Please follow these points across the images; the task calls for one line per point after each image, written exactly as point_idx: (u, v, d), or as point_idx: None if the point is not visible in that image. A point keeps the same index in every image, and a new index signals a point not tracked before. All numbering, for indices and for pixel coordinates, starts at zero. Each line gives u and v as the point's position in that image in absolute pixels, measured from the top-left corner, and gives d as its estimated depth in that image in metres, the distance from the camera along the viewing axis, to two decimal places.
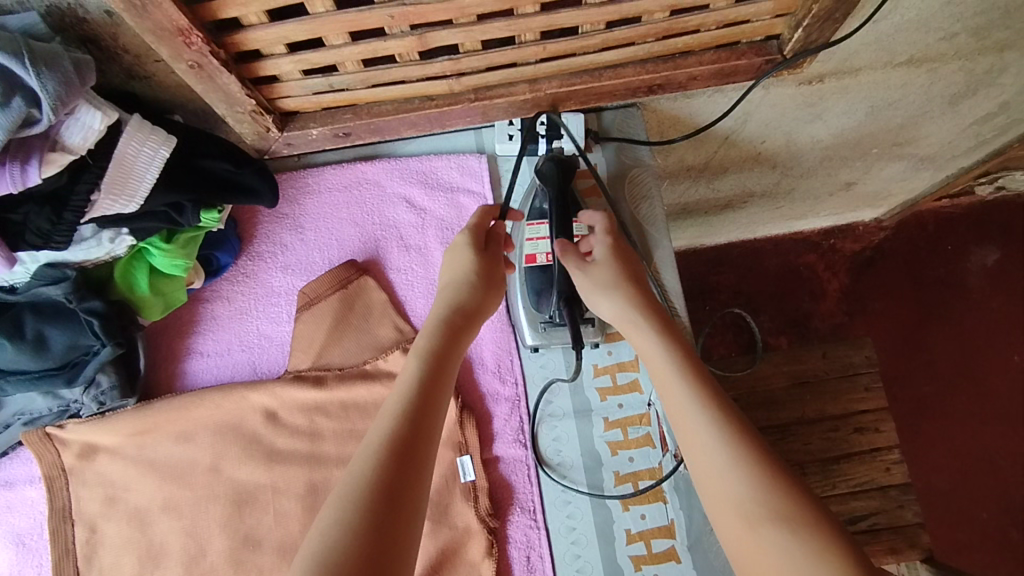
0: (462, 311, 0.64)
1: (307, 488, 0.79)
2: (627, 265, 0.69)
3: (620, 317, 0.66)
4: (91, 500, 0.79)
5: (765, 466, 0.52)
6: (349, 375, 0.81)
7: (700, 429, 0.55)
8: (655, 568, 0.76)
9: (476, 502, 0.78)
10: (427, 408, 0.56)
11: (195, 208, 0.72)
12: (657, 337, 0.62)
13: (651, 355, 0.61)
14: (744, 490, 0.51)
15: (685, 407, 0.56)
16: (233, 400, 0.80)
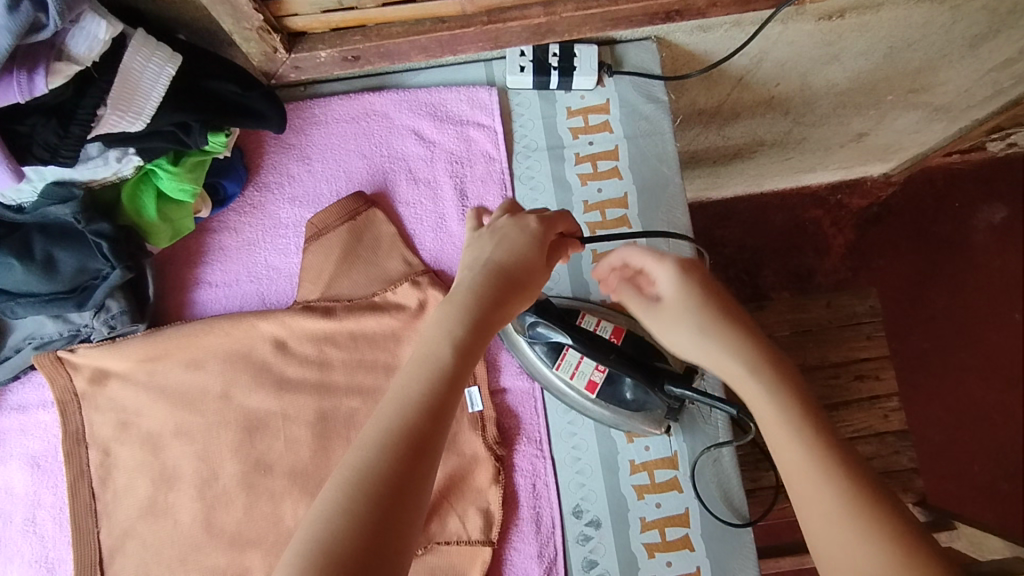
0: (498, 286, 0.58)
1: (317, 416, 0.80)
2: (706, 294, 0.58)
3: (721, 362, 0.55)
4: (103, 425, 0.80)
5: (898, 541, 0.45)
6: (358, 306, 0.81)
7: (821, 492, 0.47)
8: (657, 497, 0.77)
9: (484, 432, 0.79)
10: (446, 400, 0.51)
11: (202, 128, 0.70)
12: (765, 385, 0.53)
13: (761, 407, 0.52)
14: (879, 570, 0.44)
15: (806, 466, 0.48)
16: (242, 328, 0.81)
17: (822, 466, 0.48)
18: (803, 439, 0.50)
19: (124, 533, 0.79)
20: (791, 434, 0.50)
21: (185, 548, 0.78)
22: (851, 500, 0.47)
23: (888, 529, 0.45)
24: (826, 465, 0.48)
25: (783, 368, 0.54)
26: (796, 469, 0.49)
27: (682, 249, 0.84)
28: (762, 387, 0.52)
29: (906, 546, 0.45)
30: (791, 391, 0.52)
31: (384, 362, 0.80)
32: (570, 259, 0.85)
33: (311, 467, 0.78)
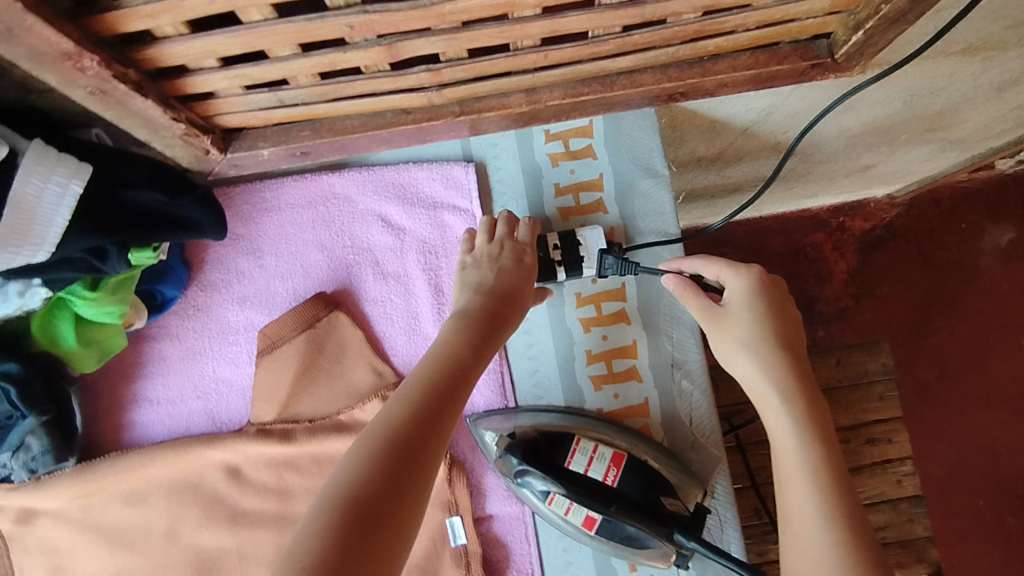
0: (500, 293, 0.64)
1: (278, 554, 0.70)
2: (772, 315, 0.60)
3: (750, 381, 0.59)
4: (35, 569, 0.70)
5: None
6: (320, 427, 0.71)
7: (808, 537, 0.51)
8: None
9: (468, 571, 0.70)
10: (452, 392, 0.54)
11: (121, 252, 0.59)
12: (791, 415, 0.55)
13: (781, 441, 0.55)
14: None
15: (810, 512, 0.51)
16: (188, 457, 0.71)
17: (829, 517, 0.51)
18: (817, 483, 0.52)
19: None
20: (806, 474, 0.53)
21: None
22: (847, 565, 0.48)
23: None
24: (831, 522, 0.50)
25: (820, 413, 0.56)
26: (797, 502, 0.53)
27: (688, 347, 0.75)
28: (793, 420, 0.55)
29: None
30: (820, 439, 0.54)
31: None
32: (562, 361, 0.75)
33: None
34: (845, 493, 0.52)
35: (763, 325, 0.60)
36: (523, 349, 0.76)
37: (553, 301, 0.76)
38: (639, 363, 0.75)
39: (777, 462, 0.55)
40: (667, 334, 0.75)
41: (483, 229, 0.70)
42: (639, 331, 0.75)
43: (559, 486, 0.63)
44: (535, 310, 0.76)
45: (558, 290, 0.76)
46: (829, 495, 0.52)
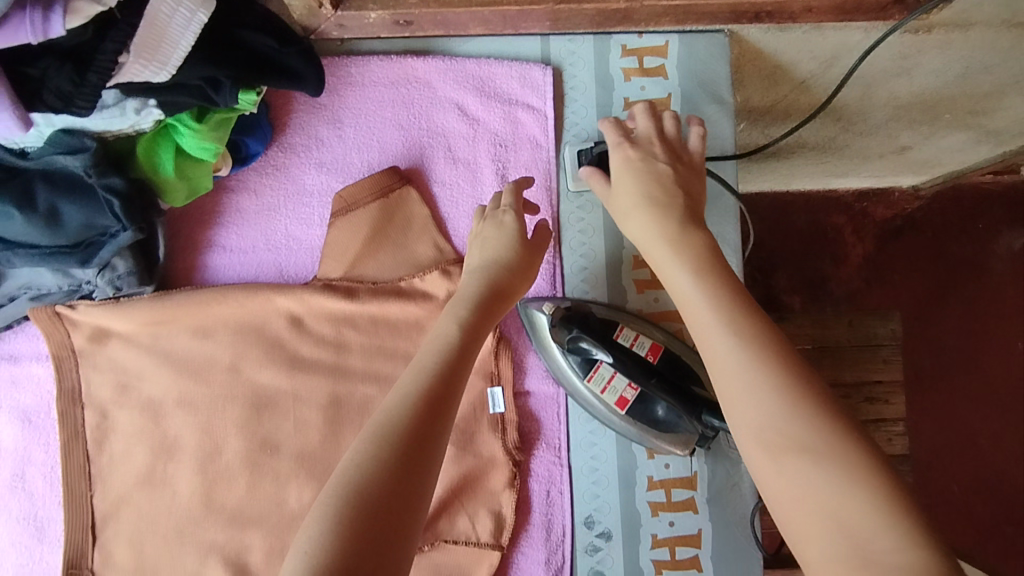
0: (496, 283, 0.63)
1: (330, 399, 0.76)
2: (660, 174, 0.61)
3: (644, 235, 0.59)
4: (102, 386, 0.75)
5: (802, 392, 0.44)
6: (382, 290, 0.77)
7: (724, 350, 0.47)
8: (672, 516, 0.77)
9: (503, 435, 0.76)
10: (460, 376, 0.55)
11: (234, 87, 0.62)
12: (678, 257, 0.55)
13: (675, 284, 0.54)
14: (775, 416, 0.43)
15: (714, 328, 0.48)
16: (257, 301, 0.75)
17: (732, 325, 0.48)
18: (713, 303, 0.50)
19: (114, 505, 0.74)
20: (698, 300, 0.51)
21: (181, 522, 0.74)
22: (767, 364, 0.45)
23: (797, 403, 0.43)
24: (735, 331, 0.47)
25: (702, 246, 0.55)
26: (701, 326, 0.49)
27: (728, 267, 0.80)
28: (680, 263, 0.54)
29: (818, 417, 0.42)
30: (713, 270, 0.53)
31: (405, 351, 0.77)
32: (609, 262, 0.80)
33: (320, 450, 0.76)
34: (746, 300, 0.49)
35: (653, 181, 0.61)
36: (575, 246, 0.80)
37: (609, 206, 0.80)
38: None
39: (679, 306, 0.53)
40: None
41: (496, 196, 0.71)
42: None
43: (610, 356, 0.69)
44: (592, 213, 0.80)
45: None
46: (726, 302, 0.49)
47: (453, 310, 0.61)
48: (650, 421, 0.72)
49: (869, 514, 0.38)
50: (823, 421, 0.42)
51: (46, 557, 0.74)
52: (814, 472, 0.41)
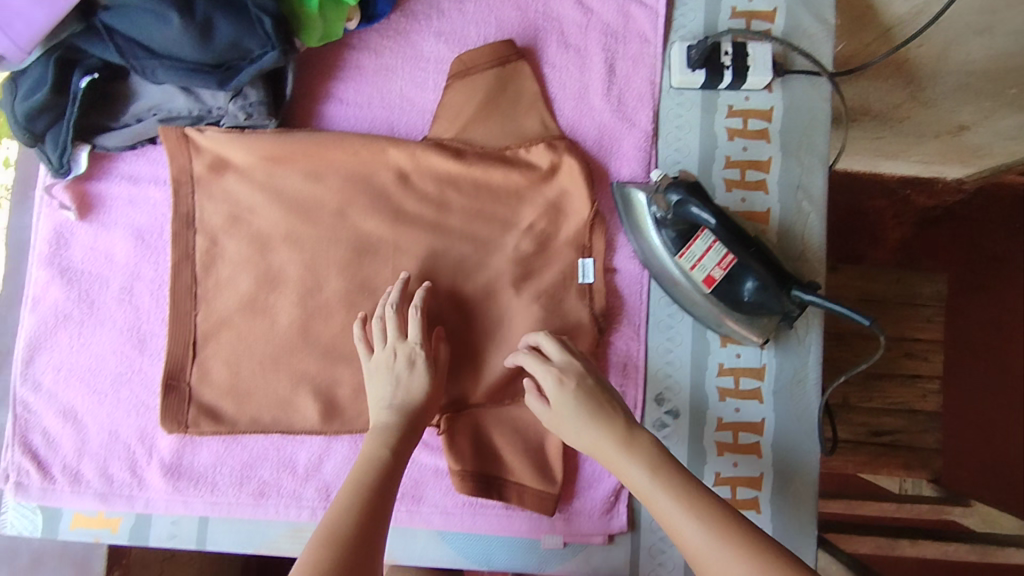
0: (412, 416, 0.68)
1: (428, 253, 0.80)
2: (586, 387, 0.67)
3: (558, 425, 0.67)
4: (215, 214, 0.79)
5: (688, 497, 0.55)
6: (488, 155, 0.80)
7: (629, 474, 0.59)
8: (738, 402, 0.81)
9: (591, 303, 0.81)
10: (390, 487, 0.60)
11: None
12: (574, 399, 0.66)
13: (559, 422, 0.67)
14: (701, 541, 0.51)
15: (643, 482, 0.58)
16: (370, 150, 0.79)
17: (629, 452, 0.60)
18: (681, 506, 0.54)
19: (215, 326, 0.78)
20: (606, 444, 0.62)
21: (277, 349, 0.78)
22: (669, 487, 0.56)
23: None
24: (648, 465, 0.59)
25: (638, 444, 0.61)
26: (689, 554, 0.52)
27: (814, 174, 0.83)
28: (609, 437, 0.62)
29: (708, 514, 0.52)
30: (592, 400, 0.65)
31: (503, 217, 0.81)
32: (703, 158, 0.83)
33: None
34: (706, 506, 0.53)
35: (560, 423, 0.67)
36: (671, 140, 0.83)
37: (707, 107, 0.83)
38: (769, 179, 0.83)
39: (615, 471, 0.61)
40: (800, 159, 0.83)
41: (394, 321, 0.73)
42: (776, 150, 0.83)
43: (715, 220, 0.68)
44: (691, 111, 0.83)
45: (715, 99, 0.83)
46: (705, 529, 0.51)
47: (378, 432, 0.66)
48: (736, 302, 0.75)
49: None
50: (712, 523, 0.52)
51: (146, 368, 0.78)
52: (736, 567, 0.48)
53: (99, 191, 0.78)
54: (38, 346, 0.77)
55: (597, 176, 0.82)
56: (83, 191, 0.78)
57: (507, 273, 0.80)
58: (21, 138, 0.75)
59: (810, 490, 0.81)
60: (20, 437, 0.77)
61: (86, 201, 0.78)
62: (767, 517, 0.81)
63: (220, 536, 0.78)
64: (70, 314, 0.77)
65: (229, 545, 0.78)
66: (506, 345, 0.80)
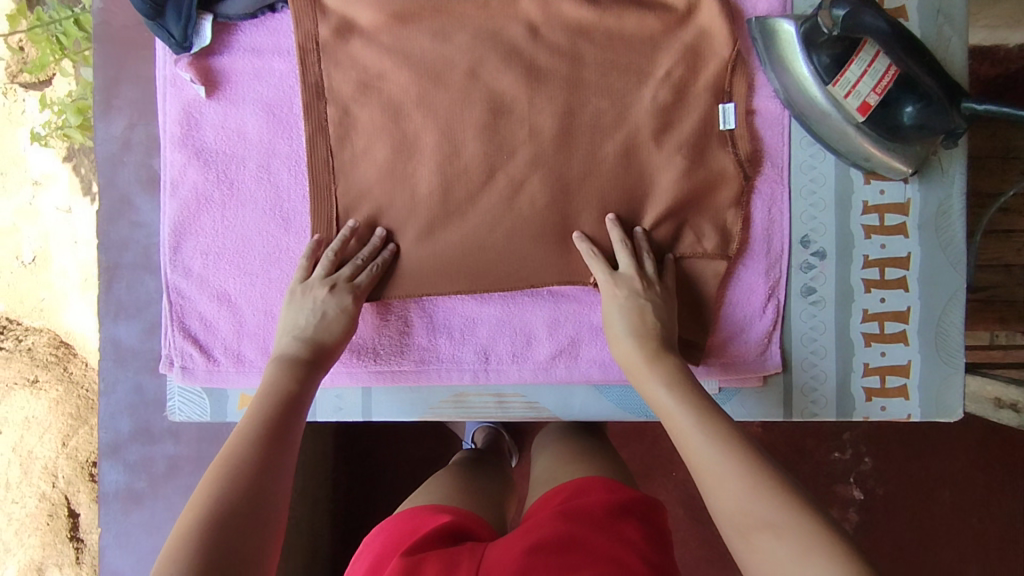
0: (321, 342, 0.71)
1: (566, 108, 0.75)
2: (642, 306, 0.71)
3: (619, 340, 0.71)
4: (344, 83, 0.75)
5: (710, 415, 0.61)
6: (620, 0, 0.76)
7: (654, 391, 0.66)
8: (884, 238, 0.80)
9: (735, 149, 0.77)
10: (286, 428, 0.63)
11: None
12: (620, 318, 0.72)
13: (614, 330, 0.72)
14: (708, 452, 0.57)
15: (670, 403, 0.64)
16: (500, 4, 0.75)
17: (665, 381, 0.66)
18: (693, 420, 0.60)
19: (355, 200, 0.76)
20: (647, 371, 0.68)
21: (422, 218, 0.76)
22: (689, 405, 0.62)
23: (776, 489, 0.52)
24: (673, 385, 0.65)
25: (665, 354, 0.69)
26: (687, 443, 0.59)
27: None
28: (653, 375, 0.67)
29: (716, 429, 0.59)
30: (638, 327, 0.70)
31: (643, 65, 0.76)
32: None
33: (555, 158, 0.75)
34: (717, 422, 0.60)
35: (633, 315, 0.71)
36: None
37: None
38: (908, 4, 0.80)
39: (643, 391, 0.68)
40: None
41: (302, 267, 0.74)
42: None
43: (889, 26, 0.66)
44: None
45: None
46: (709, 429, 0.59)
47: (286, 363, 0.69)
48: (890, 129, 0.73)
49: (754, 501, 0.52)
50: (715, 431, 0.58)
51: (292, 245, 0.77)
52: (734, 470, 0.54)
53: (224, 67, 0.75)
54: (183, 232, 0.76)
55: (732, 15, 0.79)
56: (207, 66, 0.75)
57: (649, 122, 0.75)
58: (141, 10, 0.71)
59: (958, 320, 0.79)
60: (180, 323, 0.77)
61: (212, 78, 0.75)
62: (917, 350, 0.80)
63: (385, 406, 0.80)
64: (211, 197, 0.76)
65: (394, 413, 0.81)
66: (651, 201, 0.77)
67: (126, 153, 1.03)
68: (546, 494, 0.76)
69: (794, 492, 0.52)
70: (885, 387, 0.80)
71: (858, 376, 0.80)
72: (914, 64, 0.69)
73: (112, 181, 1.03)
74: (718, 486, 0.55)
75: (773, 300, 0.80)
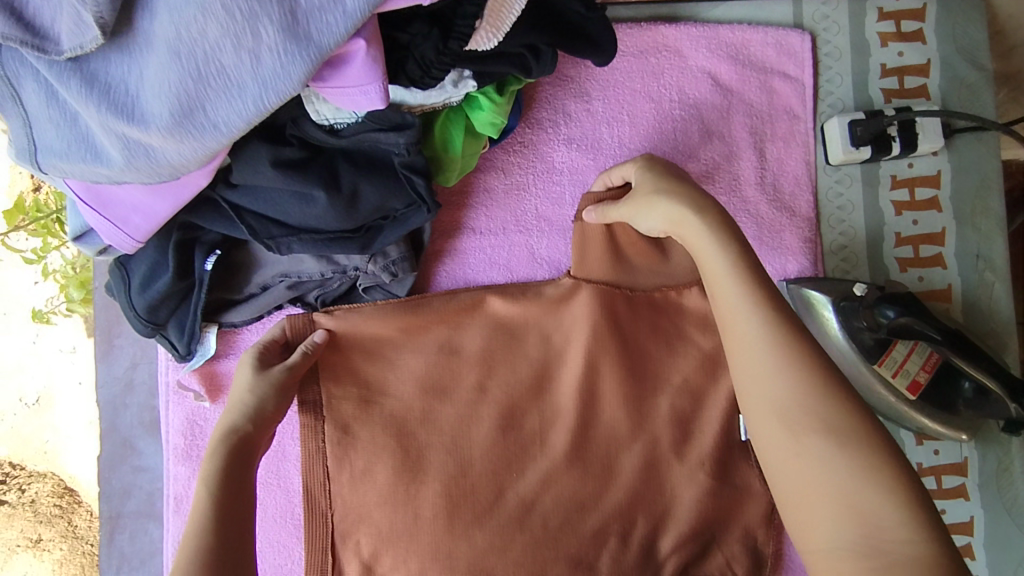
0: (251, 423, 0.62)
1: (578, 408, 0.73)
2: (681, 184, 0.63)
3: (675, 228, 0.62)
4: (345, 400, 0.72)
5: (793, 336, 0.53)
6: (626, 296, 0.74)
7: (728, 292, 0.57)
8: (944, 503, 0.75)
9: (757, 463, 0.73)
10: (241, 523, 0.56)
11: (553, 55, 0.59)
12: (672, 206, 0.62)
13: (664, 213, 0.62)
14: (793, 398, 0.50)
15: (745, 321, 0.55)
16: (507, 303, 0.74)
17: (746, 284, 0.56)
18: (773, 351, 0.52)
19: (376, 503, 0.72)
20: (717, 277, 0.58)
21: (427, 540, 0.71)
22: (770, 323, 0.54)
23: (888, 470, 0.46)
24: (744, 291, 0.56)
25: (716, 228, 0.59)
26: (741, 341, 0.55)
27: (994, 242, 0.76)
28: (718, 258, 0.58)
29: (807, 350, 0.52)
30: (693, 199, 0.61)
31: (657, 361, 0.74)
32: (871, 238, 0.77)
33: (569, 460, 0.73)
34: (796, 338, 0.53)
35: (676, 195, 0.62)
36: (834, 224, 0.77)
37: (868, 181, 0.77)
38: (945, 252, 0.76)
39: (714, 292, 0.58)
40: (976, 227, 0.76)
41: None
42: (950, 218, 0.77)
43: (939, 334, 0.64)
44: (851, 187, 0.77)
45: (876, 170, 0.77)
46: (769, 318, 0.54)
47: (236, 405, 0.62)
48: (942, 407, 0.70)
49: (880, 510, 0.45)
50: (805, 360, 0.51)
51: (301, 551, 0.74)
52: (826, 452, 0.48)
53: (229, 370, 0.72)
54: None
55: None
56: (212, 370, 0.72)
57: (667, 420, 0.73)
58: (140, 329, 0.68)
59: None
60: None
61: (216, 383, 0.72)
62: None
63: None
64: None
65: None
66: (671, 512, 0.72)
67: (129, 395, 0.99)
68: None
69: (860, 407, 0.49)
70: None
71: None
72: (970, 364, 0.64)
73: (114, 426, 0.99)
74: (834, 518, 0.46)
75: None
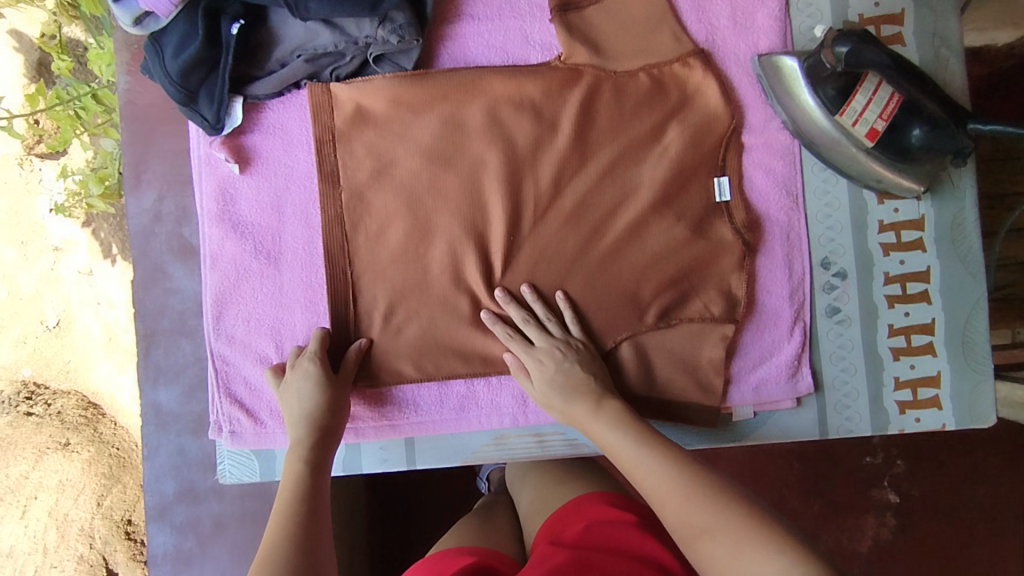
0: (323, 421, 0.74)
1: (569, 175, 0.80)
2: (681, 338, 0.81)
3: (576, 413, 0.74)
4: (359, 170, 0.80)
5: (690, 476, 0.61)
6: (612, 73, 0.81)
7: (629, 454, 0.67)
8: (903, 255, 0.82)
9: (733, 218, 0.81)
10: (318, 500, 0.66)
11: None
12: (590, 403, 0.73)
13: (579, 418, 0.74)
14: (680, 529, 0.59)
15: (646, 475, 0.64)
16: (501, 81, 0.80)
17: (643, 448, 0.66)
18: (673, 485, 0.61)
19: (389, 260, 0.80)
20: (626, 446, 0.68)
21: (437, 291, 0.80)
22: (670, 466, 0.63)
23: (772, 534, 0.54)
24: (648, 447, 0.66)
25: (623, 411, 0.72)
26: (640, 471, 0.65)
27: (950, 20, 0.83)
28: (622, 435, 0.69)
29: (701, 487, 0.60)
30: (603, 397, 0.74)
31: (643, 130, 0.80)
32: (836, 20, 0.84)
33: (563, 222, 0.81)
34: (690, 473, 0.61)
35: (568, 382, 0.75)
36: (803, 8, 0.84)
37: None
38: (905, 31, 0.83)
39: (618, 460, 0.68)
40: (934, 7, 0.83)
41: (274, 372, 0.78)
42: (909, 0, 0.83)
43: (888, 60, 0.72)
44: None
45: None
46: (668, 462, 0.63)
47: (307, 414, 0.73)
48: (901, 154, 0.76)
49: (764, 560, 0.52)
50: (698, 486, 0.60)
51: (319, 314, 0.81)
52: (721, 535, 0.55)
53: (255, 145, 0.80)
54: (226, 303, 0.80)
55: (736, 54, 0.82)
56: (238, 144, 0.80)
57: (651, 183, 0.80)
58: (174, 96, 0.76)
59: (981, 328, 0.81)
60: (227, 389, 0.80)
61: (243, 155, 0.80)
62: (945, 359, 0.82)
63: (428, 454, 0.82)
64: (249, 267, 0.80)
65: (437, 462, 0.82)
66: (654, 264, 0.80)
67: (157, 224, 1.07)
68: (557, 515, 0.76)
69: (740, 503, 0.58)
70: (917, 399, 0.81)
71: (890, 390, 0.81)
72: (926, 100, 0.73)
73: (145, 252, 1.07)
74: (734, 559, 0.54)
75: (798, 324, 0.81)
